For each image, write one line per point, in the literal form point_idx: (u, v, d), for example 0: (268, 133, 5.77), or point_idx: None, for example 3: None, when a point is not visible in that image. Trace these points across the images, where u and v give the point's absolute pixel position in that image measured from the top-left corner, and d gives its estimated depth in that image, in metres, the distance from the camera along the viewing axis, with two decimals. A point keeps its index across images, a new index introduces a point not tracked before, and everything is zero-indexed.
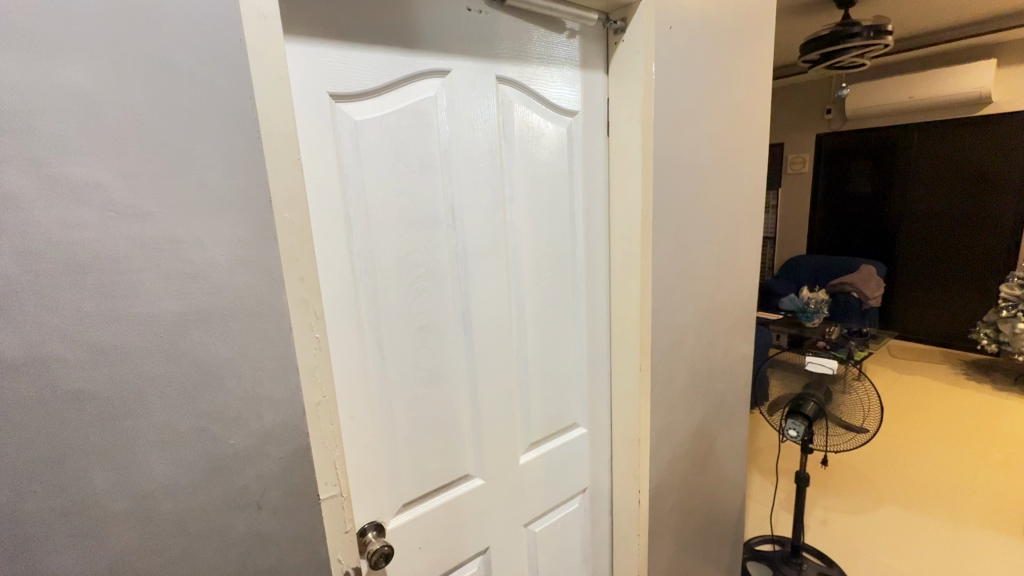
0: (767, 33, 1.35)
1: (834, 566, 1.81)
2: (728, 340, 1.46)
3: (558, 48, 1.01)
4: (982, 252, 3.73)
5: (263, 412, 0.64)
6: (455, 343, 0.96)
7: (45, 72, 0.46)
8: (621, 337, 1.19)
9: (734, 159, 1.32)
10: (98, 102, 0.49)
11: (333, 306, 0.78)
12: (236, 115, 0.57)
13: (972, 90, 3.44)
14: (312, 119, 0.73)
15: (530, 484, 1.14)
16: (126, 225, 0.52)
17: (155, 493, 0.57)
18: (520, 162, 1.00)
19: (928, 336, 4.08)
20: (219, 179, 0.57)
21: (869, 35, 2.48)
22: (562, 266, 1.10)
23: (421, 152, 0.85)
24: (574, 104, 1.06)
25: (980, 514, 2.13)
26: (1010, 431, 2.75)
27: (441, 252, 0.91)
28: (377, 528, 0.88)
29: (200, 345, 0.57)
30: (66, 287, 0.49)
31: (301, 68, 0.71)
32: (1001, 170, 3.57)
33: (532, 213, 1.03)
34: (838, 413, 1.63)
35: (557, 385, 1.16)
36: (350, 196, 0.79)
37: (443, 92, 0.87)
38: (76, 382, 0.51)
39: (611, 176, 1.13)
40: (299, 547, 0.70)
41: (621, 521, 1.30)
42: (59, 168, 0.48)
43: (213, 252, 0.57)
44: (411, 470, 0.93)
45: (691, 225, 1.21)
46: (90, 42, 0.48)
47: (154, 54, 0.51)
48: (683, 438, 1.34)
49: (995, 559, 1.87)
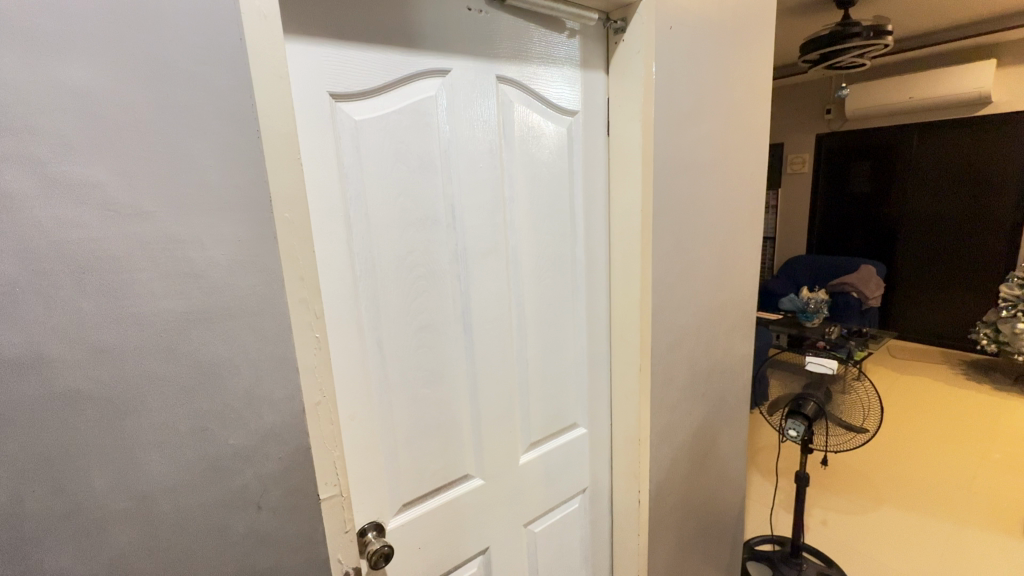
0: (767, 33, 1.35)
1: (833, 565, 1.82)
2: (728, 339, 1.46)
3: (558, 48, 1.01)
4: (981, 252, 3.74)
5: (262, 412, 0.64)
6: (455, 343, 0.96)
7: (45, 72, 0.46)
8: (621, 337, 1.19)
9: (734, 159, 1.32)
10: (97, 101, 0.49)
11: (333, 306, 0.78)
12: (236, 115, 0.57)
13: (971, 91, 3.45)
14: (312, 118, 0.73)
15: (530, 484, 1.14)
16: (126, 225, 0.52)
17: (154, 493, 0.57)
18: (520, 162, 0.99)
19: (928, 336, 4.08)
20: (219, 179, 0.57)
21: (868, 35, 2.48)
22: (563, 266, 1.10)
23: (421, 152, 0.85)
24: (575, 104, 1.06)
25: (980, 513, 2.13)
26: (1010, 431, 2.75)
27: (441, 252, 0.91)
28: (376, 529, 0.88)
29: (199, 345, 0.57)
30: (66, 286, 0.49)
31: (300, 67, 0.71)
32: (1001, 169, 3.58)
33: (533, 212, 1.03)
34: (838, 413, 1.63)
35: (557, 385, 1.15)
36: (350, 196, 0.78)
37: (443, 92, 0.87)
38: (75, 382, 0.51)
39: (611, 176, 1.13)
40: (298, 547, 0.70)
41: (622, 522, 1.30)
42: (58, 167, 0.48)
43: (214, 252, 0.57)
44: (411, 471, 0.93)
45: (691, 225, 1.21)
46: (90, 41, 0.48)
47: (154, 53, 0.51)
48: (683, 439, 1.34)
49: (996, 559, 1.87)
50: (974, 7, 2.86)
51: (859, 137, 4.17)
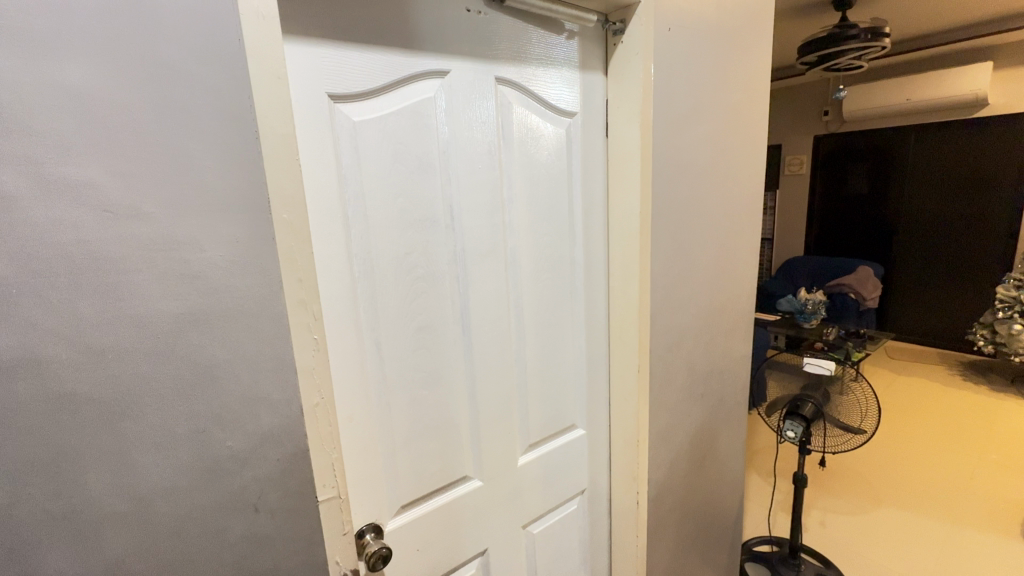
0: (765, 35, 1.35)
1: (831, 566, 1.82)
2: (726, 340, 1.46)
3: (557, 49, 1.01)
4: (978, 253, 3.75)
5: (261, 413, 0.63)
6: (454, 344, 0.96)
7: (42, 72, 0.46)
8: (620, 337, 1.19)
9: (733, 161, 1.33)
10: (95, 102, 0.49)
11: (331, 306, 0.78)
12: (234, 115, 0.57)
13: (968, 93, 3.46)
14: (311, 119, 0.73)
15: (529, 485, 1.14)
16: (123, 225, 0.51)
17: (152, 495, 0.57)
18: (519, 163, 1.00)
19: (925, 337, 4.09)
20: (217, 180, 0.57)
21: (866, 37, 2.49)
22: (562, 267, 1.11)
23: (421, 153, 0.85)
24: (574, 105, 1.06)
25: (976, 514, 2.14)
26: (1007, 432, 2.76)
27: (440, 253, 0.91)
28: (375, 530, 0.87)
29: (197, 346, 0.57)
30: (63, 287, 0.49)
31: (299, 68, 0.71)
32: (997, 171, 3.59)
33: (532, 213, 1.03)
34: (836, 414, 1.63)
35: (556, 387, 1.15)
36: (349, 197, 0.78)
37: (442, 93, 0.87)
38: (72, 383, 0.50)
39: (610, 177, 1.13)
40: (296, 548, 0.69)
41: (620, 523, 1.31)
42: (56, 168, 0.47)
43: (212, 253, 0.57)
44: (410, 472, 0.93)
45: (690, 226, 1.21)
46: (88, 42, 0.48)
47: (152, 53, 0.51)
48: (682, 440, 1.35)
49: (993, 560, 1.88)
50: (971, 9, 2.87)
51: (856, 138, 4.19)
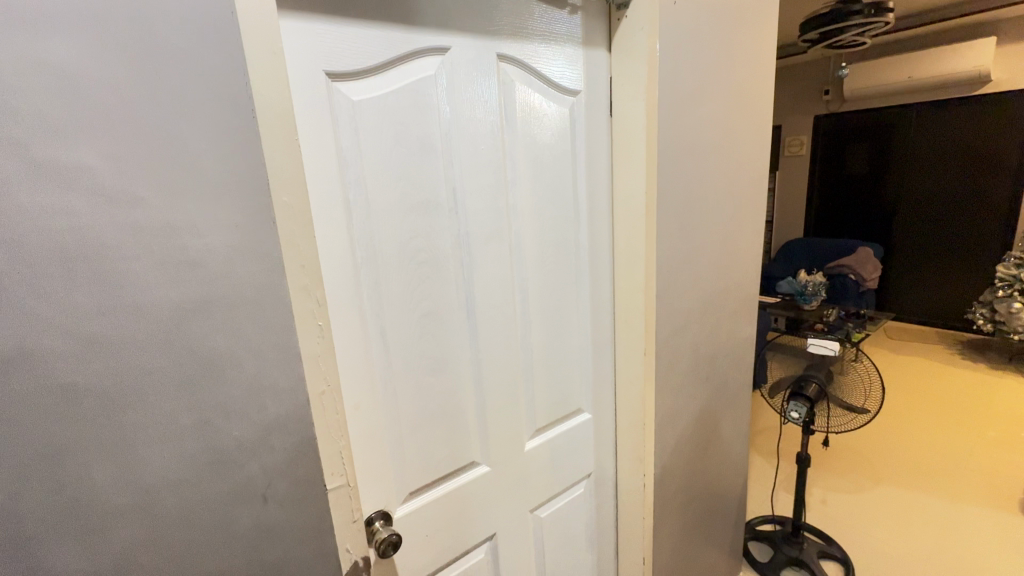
0: (772, 8, 1.31)
1: (833, 544, 1.85)
2: (731, 320, 1.44)
3: (558, 24, 0.98)
4: (979, 231, 3.73)
5: (266, 403, 0.62)
6: (459, 329, 0.94)
7: (24, 48, 0.43)
8: (626, 319, 1.18)
9: (738, 138, 1.29)
10: (82, 82, 0.46)
11: (334, 293, 0.76)
12: (229, 94, 0.54)
13: (972, 68, 3.43)
14: (309, 101, 0.70)
15: (534, 469, 1.13)
16: (119, 211, 0.49)
17: (158, 487, 0.55)
18: (521, 143, 0.97)
19: (924, 317, 4.10)
20: (214, 163, 0.54)
21: (869, 12, 2.43)
22: (565, 249, 1.08)
23: (422, 135, 0.83)
24: (576, 84, 1.03)
25: (976, 492, 2.16)
26: (1007, 411, 2.77)
27: (444, 237, 0.89)
28: (383, 517, 0.87)
29: (199, 336, 0.55)
30: (57, 276, 0.47)
31: (295, 45, 0.68)
32: (999, 147, 3.56)
33: (534, 194, 1.01)
34: (839, 395, 1.63)
35: (562, 372, 1.15)
36: (349, 180, 0.76)
37: (442, 71, 0.84)
38: (70, 375, 0.49)
39: (613, 159, 1.11)
40: (306, 538, 0.69)
41: (627, 504, 1.31)
42: (45, 151, 0.45)
43: (211, 239, 0.55)
44: (418, 459, 0.92)
45: (696, 208, 1.20)
46: (71, 17, 0.45)
47: (139, 28, 0.48)
48: (687, 424, 1.34)
49: (991, 536, 1.90)
50: None
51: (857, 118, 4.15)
